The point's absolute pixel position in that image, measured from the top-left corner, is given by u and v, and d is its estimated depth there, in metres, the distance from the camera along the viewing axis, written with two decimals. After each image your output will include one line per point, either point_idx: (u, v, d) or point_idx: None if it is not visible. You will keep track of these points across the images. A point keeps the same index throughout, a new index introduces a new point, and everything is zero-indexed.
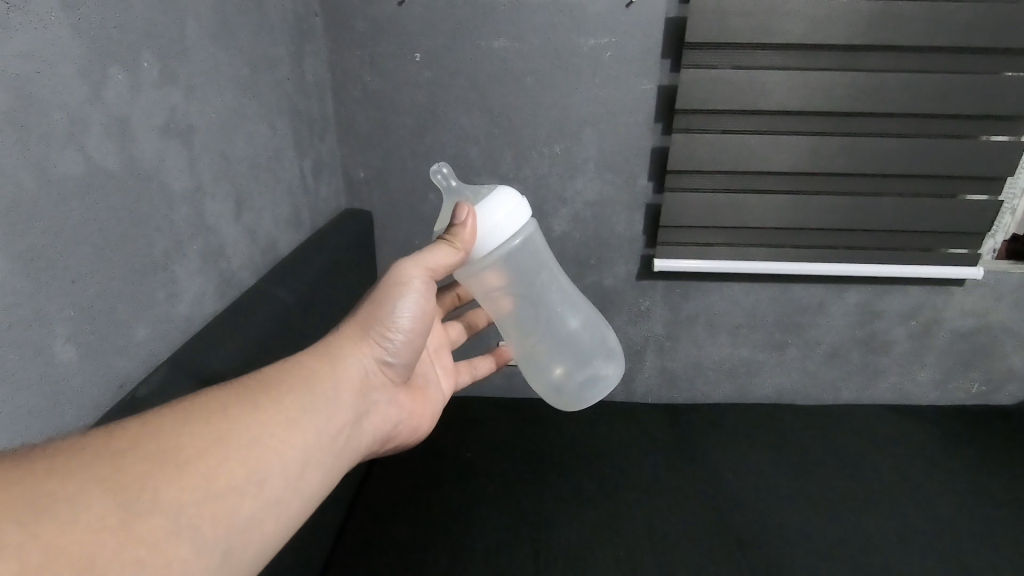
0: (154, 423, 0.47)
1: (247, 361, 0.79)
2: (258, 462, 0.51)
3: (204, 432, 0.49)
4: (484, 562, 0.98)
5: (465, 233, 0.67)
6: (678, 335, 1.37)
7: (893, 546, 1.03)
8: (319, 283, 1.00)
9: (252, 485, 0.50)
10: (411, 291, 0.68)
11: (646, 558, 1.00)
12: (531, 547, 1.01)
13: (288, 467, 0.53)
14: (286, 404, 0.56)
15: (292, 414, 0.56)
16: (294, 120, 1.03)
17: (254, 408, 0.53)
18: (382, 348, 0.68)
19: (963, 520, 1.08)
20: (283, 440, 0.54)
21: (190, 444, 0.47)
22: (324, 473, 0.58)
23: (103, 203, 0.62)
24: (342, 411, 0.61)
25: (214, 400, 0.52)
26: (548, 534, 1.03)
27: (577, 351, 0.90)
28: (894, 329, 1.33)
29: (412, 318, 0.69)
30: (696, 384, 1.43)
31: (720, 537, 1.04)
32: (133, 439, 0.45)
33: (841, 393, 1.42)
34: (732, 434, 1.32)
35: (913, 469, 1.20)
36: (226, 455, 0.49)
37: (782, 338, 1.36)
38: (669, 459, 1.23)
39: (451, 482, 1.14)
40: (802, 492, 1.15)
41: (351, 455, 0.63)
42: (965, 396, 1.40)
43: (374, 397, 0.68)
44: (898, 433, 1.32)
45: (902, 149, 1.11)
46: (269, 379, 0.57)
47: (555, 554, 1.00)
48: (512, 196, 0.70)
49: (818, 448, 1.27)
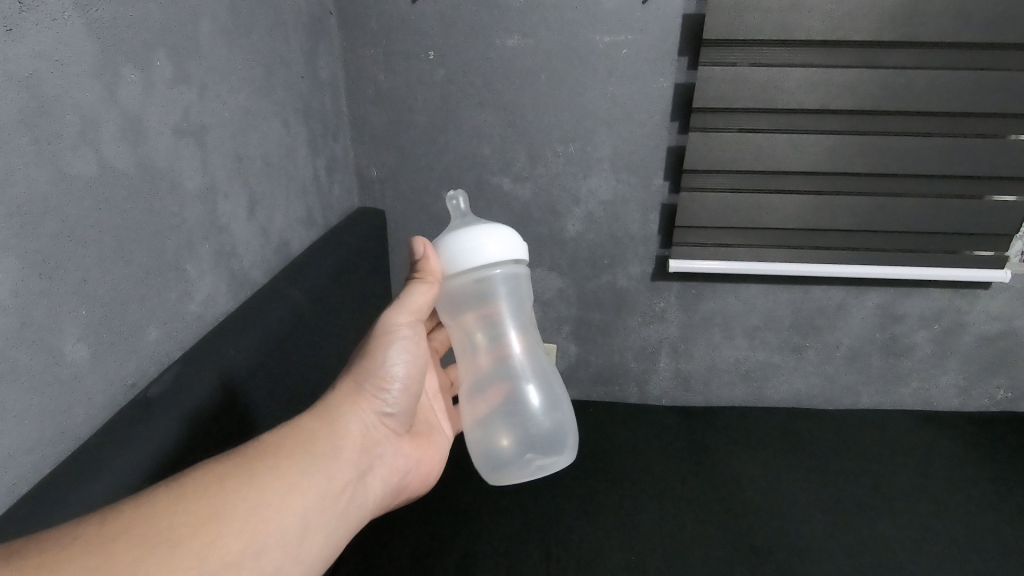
0: (149, 502, 0.47)
1: (258, 362, 0.79)
2: (255, 534, 0.50)
3: (197, 507, 0.48)
4: (494, 566, 0.97)
5: (431, 265, 0.70)
6: (693, 337, 1.35)
7: (913, 554, 1.01)
8: (332, 283, 1.00)
9: (247, 558, 0.49)
10: (400, 338, 0.68)
11: (660, 564, 0.98)
12: (541, 551, 1.00)
13: (283, 536, 0.52)
14: (282, 471, 0.55)
15: (288, 480, 0.55)
16: (307, 119, 1.03)
17: (250, 480, 0.52)
18: (380, 401, 0.68)
19: (987, 531, 1.05)
20: (280, 508, 0.53)
21: (183, 521, 0.46)
22: (325, 535, 0.57)
23: (115, 203, 0.62)
24: (343, 469, 0.61)
25: (210, 472, 0.51)
26: (559, 537, 1.03)
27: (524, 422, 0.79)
28: (916, 333, 1.31)
29: (405, 365, 0.69)
30: (711, 386, 1.41)
31: (735, 543, 1.03)
32: (127, 524, 0.45)
33: (860, 397, 1.40)
34: (746, 438, 1.30)
35: (934, 475, 1.18)
36: (220, 530, 0.48)
37: (800, 340, 1.34)
38: (684, 463, 1.21)
39: (462, 483, 1.14)
40: (819, 498, 1.13)
41: (355, 514, 0.62)
42: (990, 402, 1.37)
43: (379, 450, 0.67)
44: (919, 439, 1.29)
45: (925, 148, 1.08)
46: (268, 446, 0.56)
47: (567, 558, 0.99)
48: (498, 229, 0.70)
49: (833, 453, 1.25)
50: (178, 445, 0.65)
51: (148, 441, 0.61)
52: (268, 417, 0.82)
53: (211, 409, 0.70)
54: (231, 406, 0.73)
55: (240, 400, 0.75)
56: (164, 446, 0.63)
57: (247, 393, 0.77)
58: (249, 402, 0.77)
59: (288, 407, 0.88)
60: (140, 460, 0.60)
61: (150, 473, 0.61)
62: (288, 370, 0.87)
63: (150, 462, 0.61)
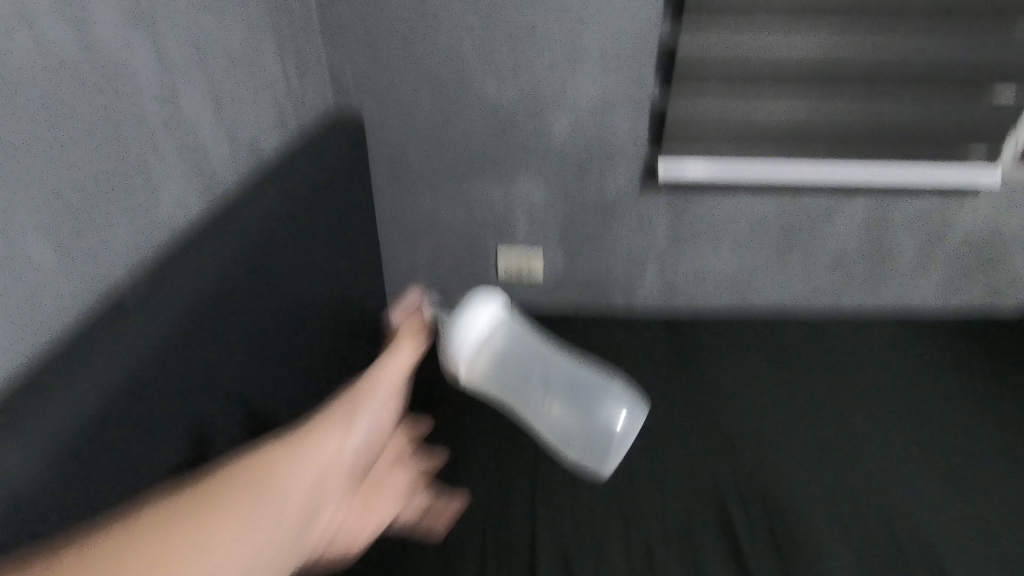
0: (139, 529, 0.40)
1: (245, 260, 0.74)
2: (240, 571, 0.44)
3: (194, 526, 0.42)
4: (487, 475, 1.00)
5: (422, 323, 0.67)
6: (680, 244, 1.34)
7: (882, 450, 1.06)
8: (313, 186, 0.95)
9: None
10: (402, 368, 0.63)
11: (648, 470, 1.01)
12: (528, 457, 1.03)
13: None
14: (282, 494, 0.48)
15: (286, 505, 0.48)
16: (271, 8, 0.95)
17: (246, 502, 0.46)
18: (372, 440, 0.62)
19: (953, 428, 1.10)
20: (270, 544, 0.47)
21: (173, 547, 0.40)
22: None
23: (60, 85, 0.55)
24: (329, 504, 0.54)
25: (207, 487, 0.45)
26: (546, 441, 1.06)
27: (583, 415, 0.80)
28: (902, 238, 1.30)
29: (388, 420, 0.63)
30: (697, 291, 1.41)
31: (712, 443, 1.06)
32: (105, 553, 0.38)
33: (842, 300, 1.41)
34: (728, 341, 1.32)
35: (907, 375, 1.22)
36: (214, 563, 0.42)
37: (785, 246, 1.33)
38: (666, 368, 1.24)
39: (452, 396, 1.16)
40: (795, 401, 1.16)
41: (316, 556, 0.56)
42: (967, 303, 1.39)
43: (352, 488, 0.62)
44: (898, 339, 1.31)
45: (924, 47, 1.05)
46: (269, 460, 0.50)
47: (552, 460, 1.02)
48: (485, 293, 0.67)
49: (812, 356, 1.27)
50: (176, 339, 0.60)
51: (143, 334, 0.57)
52: (257, 329, 0.80)
53: (203, 307, 0.65)
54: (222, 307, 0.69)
55: (229, 302, 0.71)
56: (163, 339, 0.59)
57: (237, 295, 0.73)
58: (239, 309, 0.73)
59: (273, 320, 0.85)
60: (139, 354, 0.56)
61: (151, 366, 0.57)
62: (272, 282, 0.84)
63: (150, 355, 0.57)
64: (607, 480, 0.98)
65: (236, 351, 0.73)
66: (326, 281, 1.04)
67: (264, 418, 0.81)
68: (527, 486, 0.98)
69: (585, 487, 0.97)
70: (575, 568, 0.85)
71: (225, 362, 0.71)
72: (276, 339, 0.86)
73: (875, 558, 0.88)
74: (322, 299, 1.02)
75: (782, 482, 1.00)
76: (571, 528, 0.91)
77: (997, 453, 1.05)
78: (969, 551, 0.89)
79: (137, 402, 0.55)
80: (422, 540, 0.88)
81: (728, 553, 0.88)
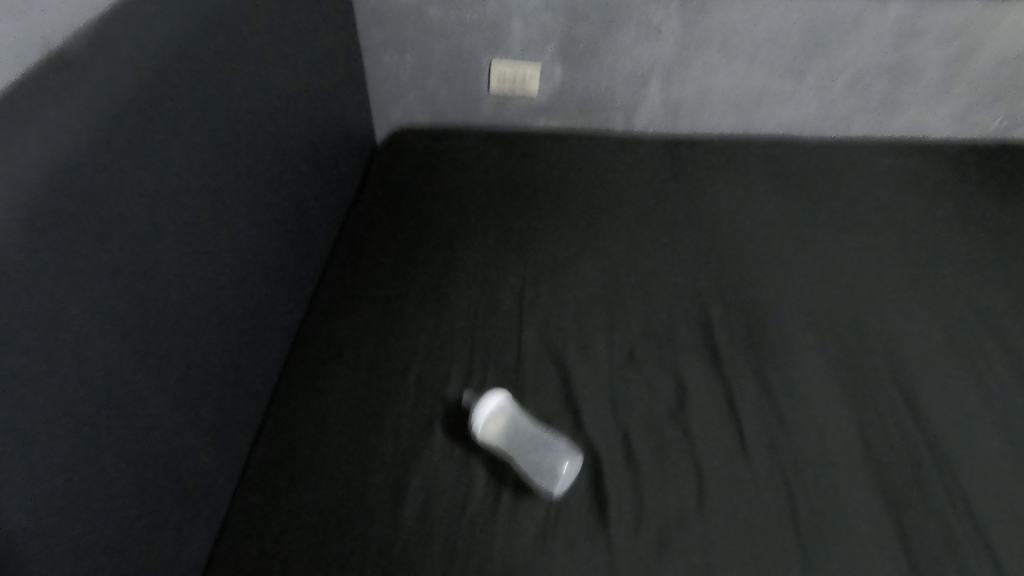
0: None
1: (178, 54, 0.68)
2: None
3: None
4: (472, 273, 1.02)
5: None
6: (688, 58, 1.25)
7: (876, 260, 1.03)
8: (264, 41, 0.87)
9: None
10: None
11: (630, 271, 1.02)
12: (521, 269, 1.03)
13: None
14: None
15: None
16: None
17: None
18: None
19: (951, 240, 1.07)
20: None
21: None
22: None
23: None
24: None
25: None
26: (536, 251, 1.06)
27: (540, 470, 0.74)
28: (929, 54, 1.21)
29: None
30: (701, 114, 1.34)
31: (703, 253, 1.05)
32: None
33: (852, 129, 1.35)
34: (727, 158, 1.27)
35: (911, 193, 1.18)
36: None
37: (802, 62, 1.24)
38: (662, 185, 1.21)
39: (440, 204, 1.15)
40: (795, 218, 1.12)
41: None
42: (982, 132, 1.34)
43: None
44: (907, 162, 1.25)
45: None
46: None
47: (542, 271, 1.02)
48: None
49: (811, 172, 1.24)
50: (105, 133, 0.58)
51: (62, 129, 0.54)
52: (230, 168, 0.79)
53: (141, 100, 0.62)
54: (164, 113, 0.66)
55: (171, 103, 0.67)
56: (91, 137, 0.56)
57: (175, 89, 0.68)
58: (189, 122, 0.70)
59: (250, 159, 0.84)
60: (67, 157, 0.54)
61: (84, 167, 0.55)
62: (239, 121, 0.81)
63: (76, 163, 0.54)
64: (589, 281, 1.00)
65: (202, 177, 0.72)
66: (302, 103, 1.00)
67: (232, 262, 0.80)
68: (511, 286, 1.00)
69: (567, 286, 1.00)
70: (562, 361, 0.88)
71: (189, 184, 0.70)
72: (254, 175, 0.85)
73: (849, 348, 0.90)
74: (297, 122, 0.99)
75: (760, 276, 1.01)
76: (551, 321, 0.94)
77: (982, 253, 1.04)
78: (935, 332, 0.92)
79: (81, 207, 0.55)
80: (409, 332, 0.93)
81: (701, 340, 0.91)
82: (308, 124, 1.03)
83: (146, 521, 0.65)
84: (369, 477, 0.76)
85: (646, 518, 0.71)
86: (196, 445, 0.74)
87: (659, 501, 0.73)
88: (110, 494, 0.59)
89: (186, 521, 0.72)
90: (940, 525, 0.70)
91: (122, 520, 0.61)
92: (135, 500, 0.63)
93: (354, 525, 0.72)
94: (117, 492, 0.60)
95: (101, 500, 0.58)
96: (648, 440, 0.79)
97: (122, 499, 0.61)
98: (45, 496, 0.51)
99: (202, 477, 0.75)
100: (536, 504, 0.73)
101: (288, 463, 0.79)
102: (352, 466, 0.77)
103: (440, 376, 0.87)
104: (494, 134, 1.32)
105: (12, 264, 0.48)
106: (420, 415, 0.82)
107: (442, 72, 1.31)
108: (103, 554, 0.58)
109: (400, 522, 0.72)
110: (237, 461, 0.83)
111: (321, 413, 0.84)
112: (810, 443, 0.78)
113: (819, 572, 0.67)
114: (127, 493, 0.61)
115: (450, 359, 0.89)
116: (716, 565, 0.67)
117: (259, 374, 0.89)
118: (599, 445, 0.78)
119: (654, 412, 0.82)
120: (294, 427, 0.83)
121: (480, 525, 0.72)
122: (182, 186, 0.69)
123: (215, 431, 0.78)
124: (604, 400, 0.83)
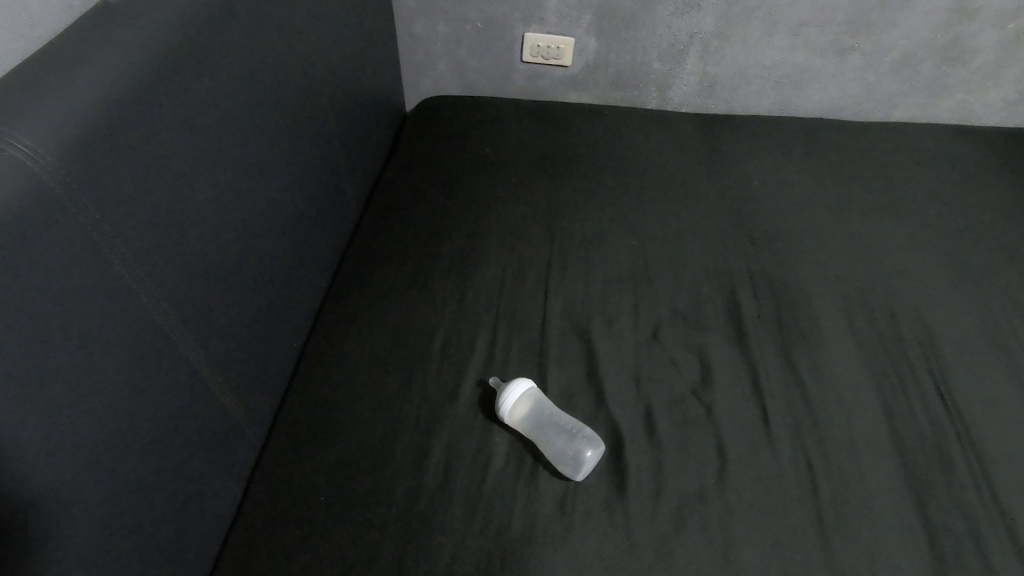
0: None
1: (213, 9, 0.68)
2: None
3: None
4: (499, 244, 1.01)
5: None
6: (728, 34, 1.21)
7: (914, 246, 1.01)
8: (296, 4, 0.86)
9: None
10: None
11: (658, 248, 1.01)
12: (548, 243, 1.02)
13: None
14: None
15: None
16: None
17: None
18: None
19: (995, 230, 1.03)
20: None
21: None
22: None
23: None
24: None
25: None
26: (564, 224, 1.05)
27: (563, 456, 0.74)
28: (983, 35, 1.16)
29: None
30: (738, 92, 1.31)
31: (734, 232, 1.03)
32: None
33: (895, 111, 1.31)
34: (763, 137, 1.24)
35: (954, 179, 1.14)
36: None
37: (848, 41, 1.19)
38: (695, 162, 1.18)
39: (469, 173, 1.15)
40: (830, 201, 1.10)
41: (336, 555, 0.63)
42: None
43: None
44: (953, 147, 1.21)
45: None
46: None
47: (569, 245, 1.01)
48: None
49: (851, 153, 1.20)
50: (141, 86, 0.58)
51: (95, 80, 0.55)
52: (262, 130, 0.79)
53: (176, 62, 0.62)
54: (200, 70, 0.66)
55: (206, 59, 0.67)
56: (128, 88, 0.57)
57: (210, 51, 0.68)
58: (223, 79, 0.70)
59: (280, 120, 0.84)
60: (105, 107, 0.54)
61: (121, 117, 0.56)
62: (271, 82, 0.81)
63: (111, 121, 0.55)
64: (616, 255, 0.99)
65: (234, 136, 0.73)
66: (334, 65, 0.99)
67: (261, 227, 0.81)
68: (538, 258, 0.99)
69: (594, 260, 0.99)
70: (586, 337, 0.88)
71: (222, 142, 0.71)
72: (286, 138, 0.86)
73: (880, 334, 0.88)
74: (330, 86, 0.99)
75: (792, 257, 0.99)
76: (578, 295, 0.93)
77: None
78: (970, 321, 0.89)
79: (118, 157, 0.55)
80: (435, 300, 0.93)
81: (728, 319, 0.90)
82: (340, 88, 1.03)
83: (175, 471, 0.67)
84: (393, 440, 0.77)
85: (666, 494, 0.71)
86: (223, 405, 0.75)
87: (679, 478, 0.73)
88: (141, 442, 0.61)
89: (213, 474, 0.74)
90: (965, 515, 0.69)
91: (151, 471, 0.63)
92: (165, 449, 0.65)
93: (377, 486, 0.73)
94: (149, 440, 0.62)
95: (134, 446, 0.60)
96: (670, 418, 0.78)
97: (154, 447, 0.63)
98: (79, 439, 0.53)
99: (229, 431, 0.76)
100: (554, 479, 0.73)
101: (313, 427, 0.80)
102: (376, 433, 0.78)
103: (464, 344, 0.87)
104: (525, 106, 1.31)
105: (48, 210, 0.48)
106: (445, 382, 0.83)
107: (476, 42, 1.29)
108: (134, 499, 0.61)
109: (421, 486, 0.73)
110: (265, 418, 0.85)
111: (347, 376, 0.85)
112: (834, 427, 0.77)
113: (837, 558, 0.66)
114: (157, 446, 0.63)
115: (475, 328, 0.89)
116: (734, 544, 0.67)
117: (285, 338, 0.90)
118: (620, 420, 0.78)
119: (678, 389, 0.81)
120: (321, 389, 0.84)
121: (500, 493, 0.72)
122: (217, 144, 0.69)
123: (242, 387, 0.79)
124: (627, 376, 0.83)
